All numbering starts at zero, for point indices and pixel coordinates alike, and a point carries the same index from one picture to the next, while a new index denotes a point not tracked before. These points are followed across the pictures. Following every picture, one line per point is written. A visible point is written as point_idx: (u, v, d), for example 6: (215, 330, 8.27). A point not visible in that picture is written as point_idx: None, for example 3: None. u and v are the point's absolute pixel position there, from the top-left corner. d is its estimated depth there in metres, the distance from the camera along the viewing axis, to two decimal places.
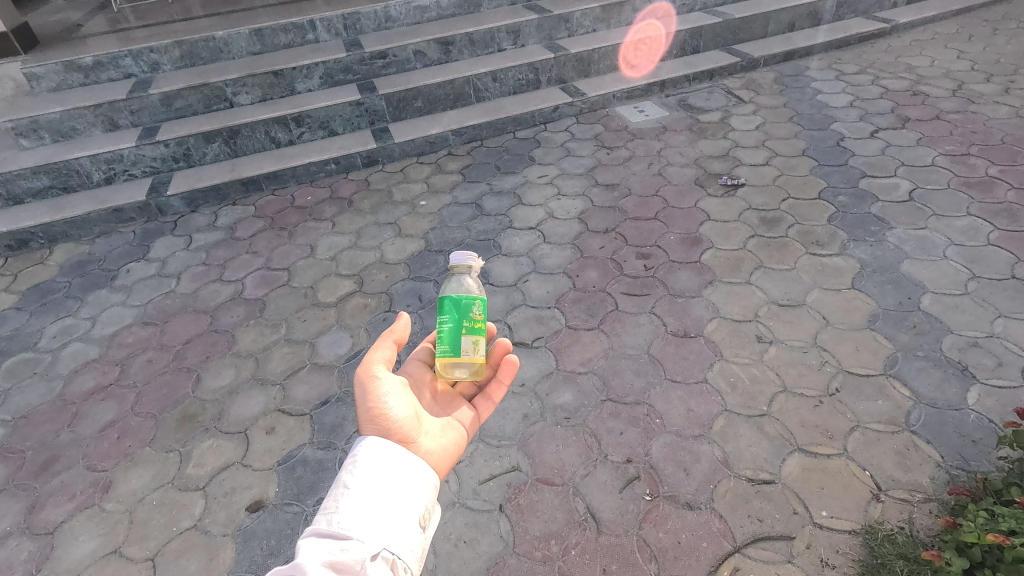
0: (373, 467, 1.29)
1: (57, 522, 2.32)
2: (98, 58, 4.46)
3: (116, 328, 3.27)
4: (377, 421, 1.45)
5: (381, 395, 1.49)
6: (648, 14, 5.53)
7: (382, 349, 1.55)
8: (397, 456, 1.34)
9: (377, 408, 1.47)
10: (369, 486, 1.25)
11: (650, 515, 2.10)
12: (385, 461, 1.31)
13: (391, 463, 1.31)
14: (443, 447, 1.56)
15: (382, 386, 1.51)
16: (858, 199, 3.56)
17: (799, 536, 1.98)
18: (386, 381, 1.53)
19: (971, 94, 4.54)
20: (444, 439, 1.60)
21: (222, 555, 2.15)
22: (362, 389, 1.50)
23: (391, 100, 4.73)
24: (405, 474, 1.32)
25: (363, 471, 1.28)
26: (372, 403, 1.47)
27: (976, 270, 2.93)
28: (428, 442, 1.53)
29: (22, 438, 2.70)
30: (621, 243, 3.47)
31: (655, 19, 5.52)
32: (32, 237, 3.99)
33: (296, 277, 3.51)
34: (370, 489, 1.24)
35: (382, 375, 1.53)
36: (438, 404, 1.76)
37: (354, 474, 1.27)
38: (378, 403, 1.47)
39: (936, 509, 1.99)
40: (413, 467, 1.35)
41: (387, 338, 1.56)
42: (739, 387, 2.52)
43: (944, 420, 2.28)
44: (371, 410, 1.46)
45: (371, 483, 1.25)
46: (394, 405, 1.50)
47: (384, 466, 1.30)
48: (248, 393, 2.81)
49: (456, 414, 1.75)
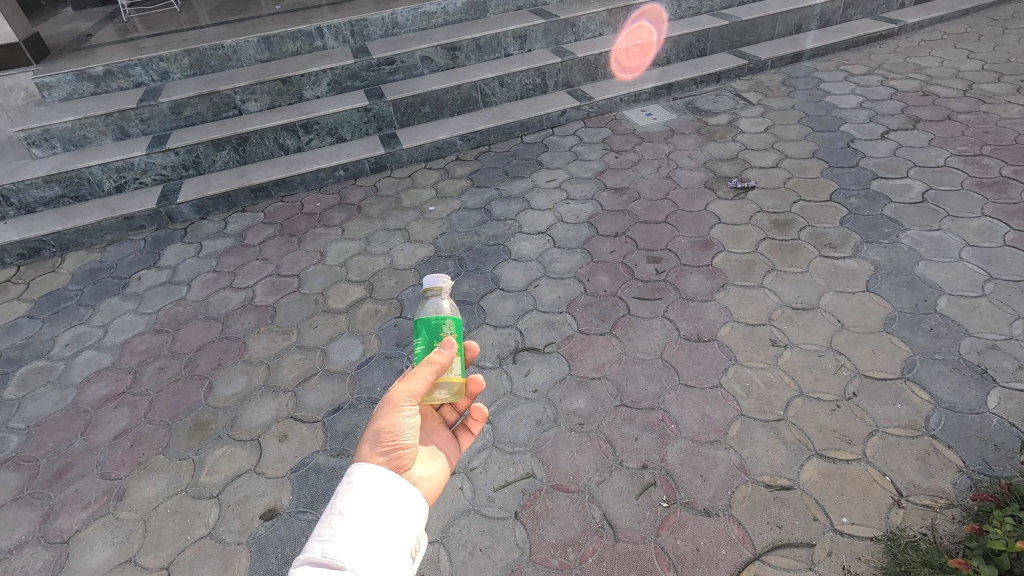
0: (369, 495, 1.22)
1: (72, 530, 2.32)
2: (108, 67, 4.49)
3: (128, 336, 3.29)
4: (383, 444, 1.36)
5: (397, 420, 1.40)
6: (643, 14, 5.48)
7: (421, 379, 1.47)
8: (393, 484, 1.27)
9: (388, 431, 1.38)
10: (363, 513, 1.19)
11: (667, 521, 2.09)
12: (381, 489, 1.24)
13: (386, 490, 1.25)
14: (433, 474, 1.52)
15: (402, 412, 1.42)
16: (870, 200, 3.54)
17: (819, 544, 1.95)
18: (409, 411, 1.44)
19: (982, 94, 4.52)
20: (433, 467, 1.55)
21: (237, 563, 2.14)
22: (381, 411, 1.41)
23: (399, 106, 4.74)
24: (402, 501, 1.25)
25: (358, 498, 1.21)
26: (384, 424, 1.38)
27: (992, 271, 2.91)
28: (421, 469, 1.48)
29: (36, 446, 2.70)
30: (631, 247, 3.45)
31: (649, 21, 5.49)
32: (44, 246, 4.01)
33: (307, 284, 3.52)
34: (365, 517, 1.18)
35: (406, 402, 1.43)
36: (423, 429, 1.67)
37: (348, 500, 1.20)
38: (391, 426, 1.39)
39: (959, 515, 1.96)
40: (409, 495, 1.28)
41: (424, 368, 1.48)
42: (755, 392, 2.50)
43: (965, 424, 2.25)
44: (380, 431, 1.37)
45: (364, 510, 1.19)
46: (403, 431, 1.42)
47: (380, 494, 1.23)
48: (260, 400, 2.81)
49: (439, 444, 1.67)
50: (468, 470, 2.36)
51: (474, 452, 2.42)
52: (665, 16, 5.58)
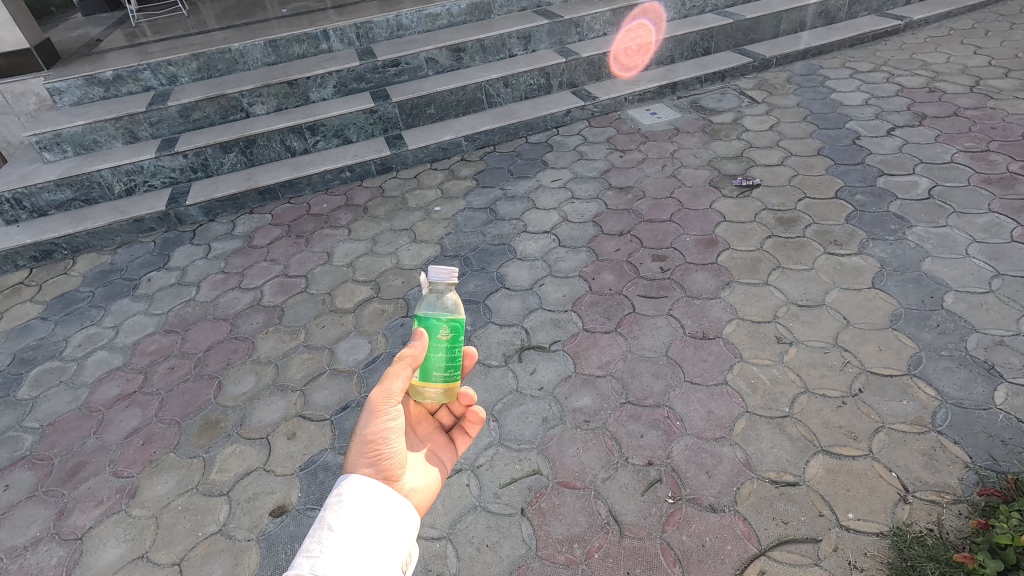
0: (359, 507, 1.19)
1: (86, 527, 2.36)
2: (118, 72, 4.55)
3: (139, 336, 3.33)
4: (370, 454, 1.37)
5: (381, 427, 1.41)
6: (639, 15, 5.49)
7: (400, 378, 1.43)
8: (383, 495, 1.25)
9: (375, 440, 1.39)
10: (353, 527, 1.15)
11: (673, 517, 2.09)
12: (371, 501, 1.22)
13: (376, 503, 1.22)
14: (426, 483, 1.50)
15: (386, 418, 1.42)
16: (875, 197, 3.53)
17: (825, 539, 1.96)
18: (393, 416, 1.44)
19: (990, 90, 4.49)
20: (425, 476, 1.53)
21: (247, 559, 2.17)
22: (365, 418, 1.41)
23: (404, 107, 4.78)
24: (391, 515, 1.22)
25: (348, 510, 1.18)
26: (370, 433, 1.39)
27: (1000, 267, 2.89)
28: (413, 478, 1.47)
29: (50, 445, 2.75)
30: (636, 246, 3.47)
31: (647, 21, 5.48)
32: (56, 248, 4.07)
33: (314, 285, 3.55)
34: (355, 532, 1.15)
35: (391, 407, 1.43)
36: (417, 437, 1.66)
37: (338, 513, 1.17)
38: (377, 436, 1.39)
39: (966, 510, 1.96)
40: (401, 508, 1.26)
41: (400, 367, 1.44)
42: (760, 388, 2.51)
43: (971, 420, 2.25)
44: (367, 441, 1.38)
45: (355, 525, 1.16)
46: (388, 439, 1.42)
47: (370, 508, 1.20)
48: (268, 399, 2.84)
49: (433, 450, 1.67)
50: (474, 468, 2.38)
51: (481, 450, 2.44)
52: (664, 16, 5.57)
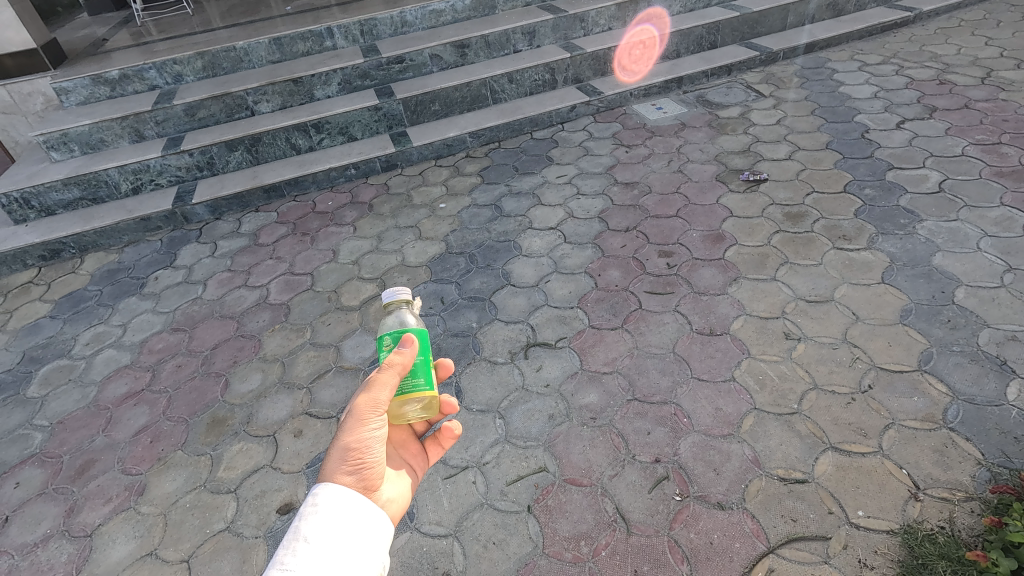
0: (335, 516, 1.18)
1: (96, 524, 2.38)
2: (123, 71, 4.57)
3: (147, 334, 3.35)
4: (351, 463, 1.34)
5: (364, 435, 1.38)
6: (641, 19, 5.46)
7: (387, 387, 1.41)
8: (359, 506, 1.23)
9: (359, 449, 1.36)
10: (328, 538, 1.13)
11: (680, 515, 2.08)
12: (346, 511, 1.20)
13: (351, 513, 1.20)
14: (400, 493, 1.49)
15: (371, 425, 1.40)
16: (885, 191, 3.49)
17: (834, 537, 1.94)
18: (377, 425, 1.42)
19: (1001, 82, 4.43)
20: (400, 485, 1.52)
21: (254, 557, 2.18)
22: (347, 428, 1.38)
23: (409, 104, 4.77)
24: (366, 526, 1.21)
25: (322, 521, 1.16)
26: (353, 443, 1.36)
27: (1012, 262, 2.85)
28: (390, 488, 1.45)
29: (59, 442, 2.77)
30: (642, 242, 3.44)
31: (649, 22, 5.43)
32: (64, 248, 4.10)
33: (319, 282, 3.56)
34: (330, 543, 1.12)
35: (377, 415, 1.41)
36: (393, 448, 1.65)
37: (313, 524, 1.15)
38: (360, 445, 1.37)
39: (978, 508, 1.94)
40: (376, 520, 1.25)
41: (387, 374, 1.41)
42: (768, 385, 2.49)
43: (983, 416, 2.22)
44: (346, 449, 1.35)
45: (328, 535, 1.14)
46: (370, 448, 1.39)
47: (346, 517, 1.19)
48: (275, 396, 2.85)
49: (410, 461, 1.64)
50: (481, 464, 2.38)
51: (487, 447, 2.44)
52: (666, 14, 5.50)
